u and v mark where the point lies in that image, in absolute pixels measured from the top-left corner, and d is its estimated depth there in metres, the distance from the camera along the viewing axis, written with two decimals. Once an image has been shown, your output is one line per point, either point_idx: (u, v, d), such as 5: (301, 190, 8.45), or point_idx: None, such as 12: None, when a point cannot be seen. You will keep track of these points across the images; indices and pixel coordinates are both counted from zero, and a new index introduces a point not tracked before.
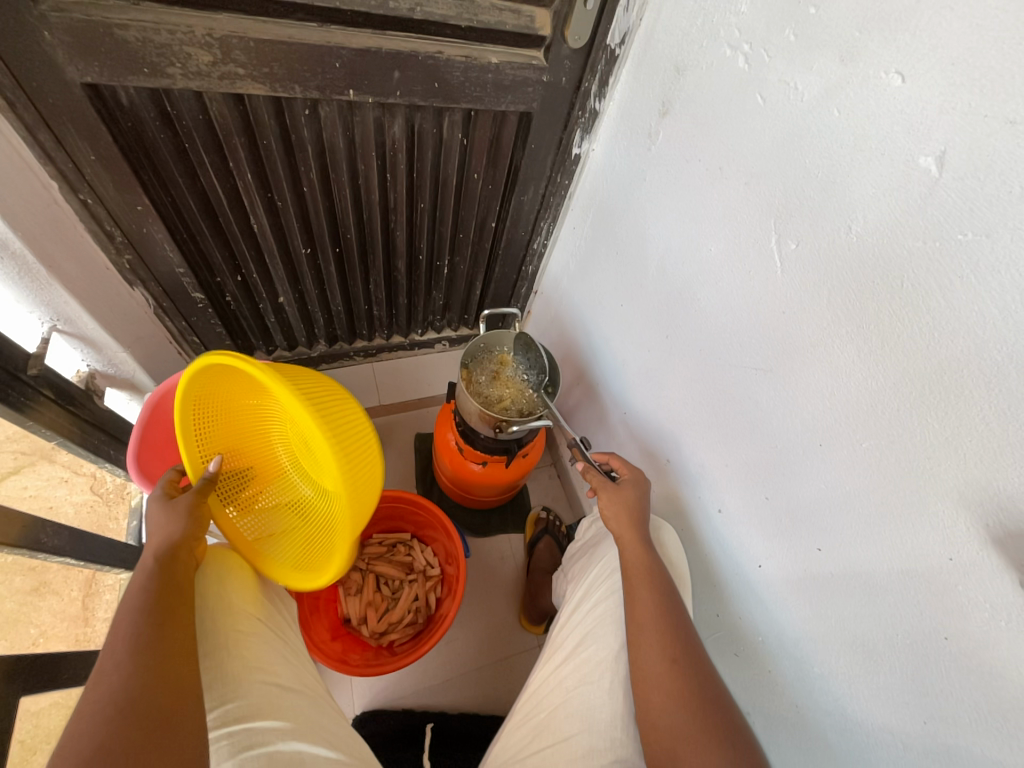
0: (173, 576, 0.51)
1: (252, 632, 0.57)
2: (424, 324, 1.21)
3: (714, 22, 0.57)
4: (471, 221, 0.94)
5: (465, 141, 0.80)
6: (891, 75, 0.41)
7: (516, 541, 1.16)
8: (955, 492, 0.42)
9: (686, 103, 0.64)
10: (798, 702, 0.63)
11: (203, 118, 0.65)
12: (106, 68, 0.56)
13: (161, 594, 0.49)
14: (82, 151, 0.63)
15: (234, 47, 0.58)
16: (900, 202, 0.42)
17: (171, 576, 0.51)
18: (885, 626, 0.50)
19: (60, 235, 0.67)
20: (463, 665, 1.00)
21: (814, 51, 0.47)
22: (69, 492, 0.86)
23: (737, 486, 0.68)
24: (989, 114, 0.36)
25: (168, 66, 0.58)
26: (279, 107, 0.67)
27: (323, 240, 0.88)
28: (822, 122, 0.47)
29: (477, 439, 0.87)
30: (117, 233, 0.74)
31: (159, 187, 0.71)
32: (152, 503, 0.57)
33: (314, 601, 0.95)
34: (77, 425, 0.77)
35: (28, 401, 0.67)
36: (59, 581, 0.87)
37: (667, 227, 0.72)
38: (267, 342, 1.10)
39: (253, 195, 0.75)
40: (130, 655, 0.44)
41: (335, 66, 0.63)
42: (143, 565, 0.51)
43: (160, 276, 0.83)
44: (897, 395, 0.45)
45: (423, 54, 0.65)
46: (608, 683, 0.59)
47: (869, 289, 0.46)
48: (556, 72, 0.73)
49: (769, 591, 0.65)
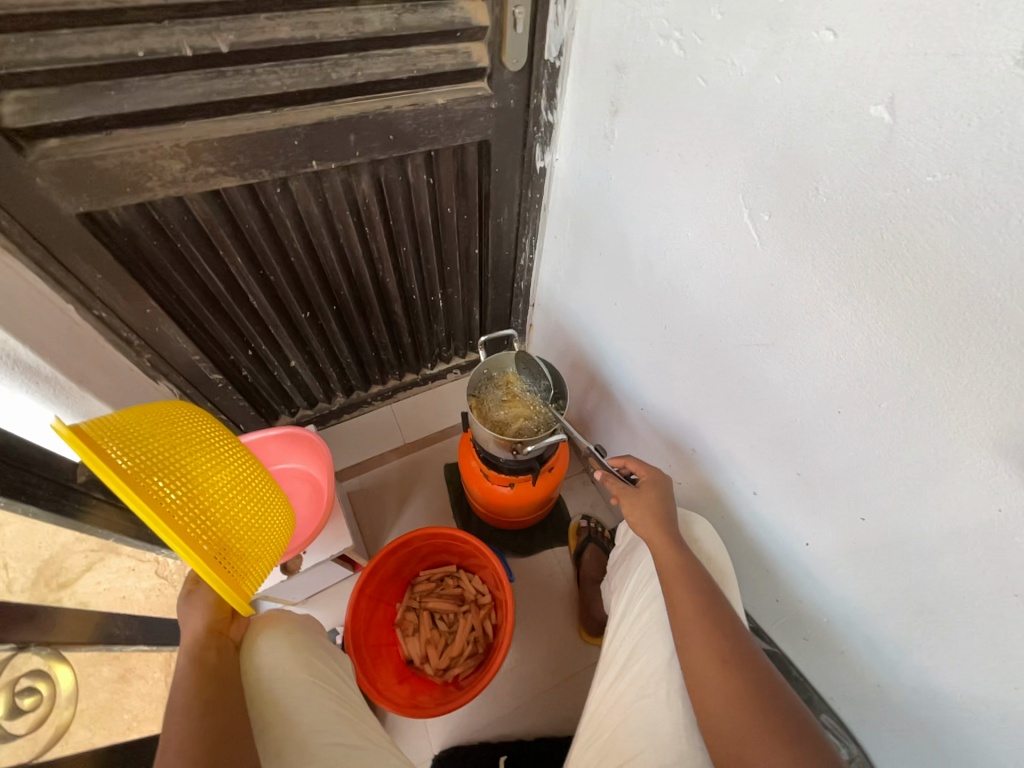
0: (211, 667, 0.54)
1: (307, 696, 0.59)
2: (432, 358, 1.23)
3: (643, 18, 0.57)
4: (455, 253, 0.96)
5: (431, 180, 0.83)
6: (823, 33, 0.40)
7: (563, 555, 1.16)
8: (989, 441, 0.39)
9: (634, 98, 0.64)
10: (880, 680, 0.61)
11: (189, 219, 0.70)
12: (95, 196, 0.61)
13: (202, 685, 0.52)
14: (89, 273, 0.68)
15: (202, 150, 0.62)
16: (862, 155, 0.41)
17: (208, 669, 0.54)
18: (950, 592, 0.47)
19: (85, 350, 0.73)
20: (533, 689, 1.00)
21: (743, 26, 0.46)
22: (137, 580, 0.92)
23: (767, 467, 0.65)
24: (930, 51, 0.34)
25: (147, 181, 0.62)
26: (253, 192, 0.71)
27: (320, 302, 0.92)
28: (766, 92, 0.47)
29: (501, 464, 0.86)
30: (134, 337, 0.79)
31: (163, 289, 0.76)
32: (178, 606, 0.58)
33: (375, 648, 0.96)
34: (128, 519, 0.87)
35: (81, 506, 0.77)
36: (142, 666, 0.91)
37: (641, 220, 0.71)
38: (288, 405, 1.14)
39: (247, 276, 0.80)
40: (179, 751, 0.46)
41: (294, 144, 0.67)
42: (177, 664, 0.54)
43: (179, 366, 0.88)
44: (906, 349, 0.43)
45: (373, 112, 0.68)
46: (664, 694, 0.57)
47: (852, 248, 0.44)
48: (503, 97, 0.75)
49: (823, 569, 0.62)
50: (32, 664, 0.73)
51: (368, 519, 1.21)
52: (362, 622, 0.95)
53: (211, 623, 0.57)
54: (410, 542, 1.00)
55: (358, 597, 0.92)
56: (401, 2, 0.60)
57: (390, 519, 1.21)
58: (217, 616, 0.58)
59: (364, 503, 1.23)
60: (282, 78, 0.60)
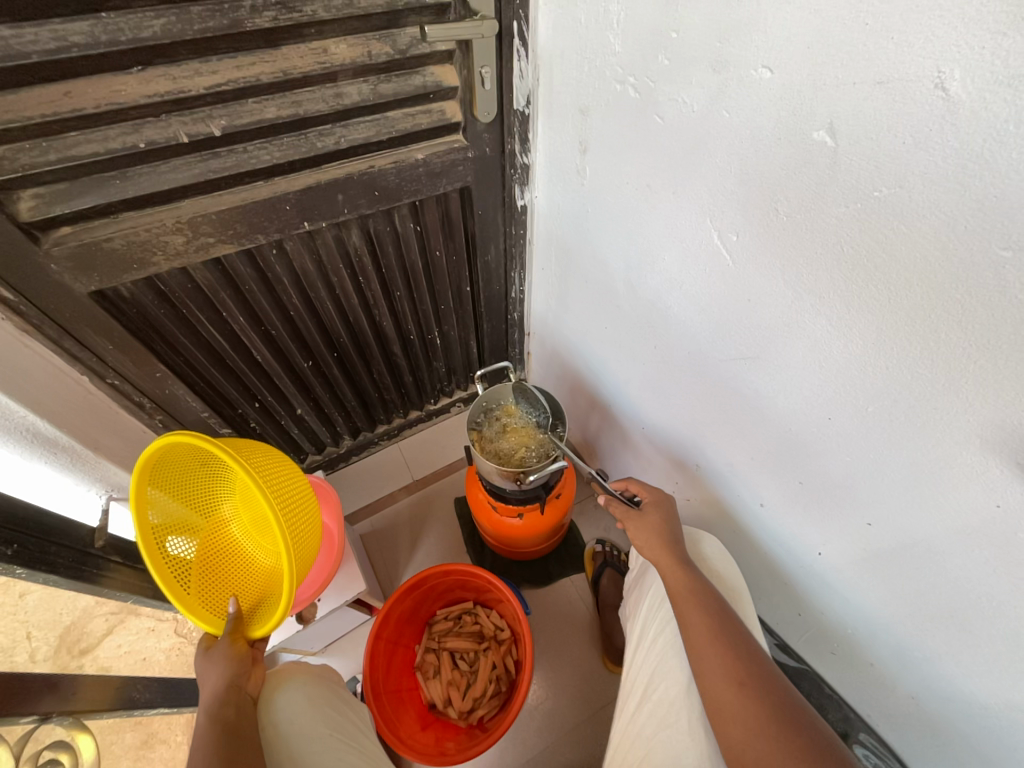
0: (231, 721, 0.54)
1: (325, 751, 0.59)
2: (434, 394, 1.26)
3: (599, 66, 0.62)
4: (447, 292, 1.00)
5: (419, 227, 0.87)
6: (760, 70, 0.43)
7: (580, 582, 1.14)
8: (975, 437, 0.40)
9: (600, 137, 0.67)
10: (913, 692, 0.59)
11: (192, 286, 0.74)
12: (105, 275, 0.66)
13: (224, 740, 0.51)
14: (102, 345, 0.72)
15: (202, 223, 0.66)
16: (812, 175, 0.43)
17: (228, 724, 0.54)
18: (967, 594, 0.47)
19: (99, 417, 0.76)
20: (562, 726, 0.97)
21: (689, 68, 0.50)
22: (157, 640, 0.93)
23: (770, 478, 0.65)
24: (858, 80, 0.37)
25: (153, 257, 0.67)
26: (251, 256, 0.75)
27: (321, 351, 0.95)
28: (717, 125, 0.49)
29: (508, 495, 0.86)
30: (146, 400, 0.82)
31: (171, 352, 0.80)
32: (197, 662, 0.60)
33: (396, 694, 0.95)
34: (146, 580, 0.88)
35: (99, 571, 0.78)
36: (165, 728, 0.92)
37: (620, 247, 0.74)
38: (298, 452, 1.17)
39: (250, 333, 0.83)
40: None
41: (286, 209, 0.71)
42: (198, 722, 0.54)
43: (189, 423, 0.91)
44: (882, 353, 0.44)
45: (358, 173, 0.72)
46: (685, 723, 0.55)
47: (816, 262, 0.46)
48: (479, 146, 0.79)
49: (839, 579, 0.61)
50: (53, 736, 0.70)
51: (382, 560, 1.21)
52: (382, 668, 0.94)
53: (229, 677, 0.58)
54: (425, 581, 1.00)
55: (375, 643, 0.91)
56: (376, 74, 0.65)
57: (404, 558, 1.21)
58: (236, 669, 0.59)
59: (377, 544, 1.23)
60: (271, 152, 0.65)
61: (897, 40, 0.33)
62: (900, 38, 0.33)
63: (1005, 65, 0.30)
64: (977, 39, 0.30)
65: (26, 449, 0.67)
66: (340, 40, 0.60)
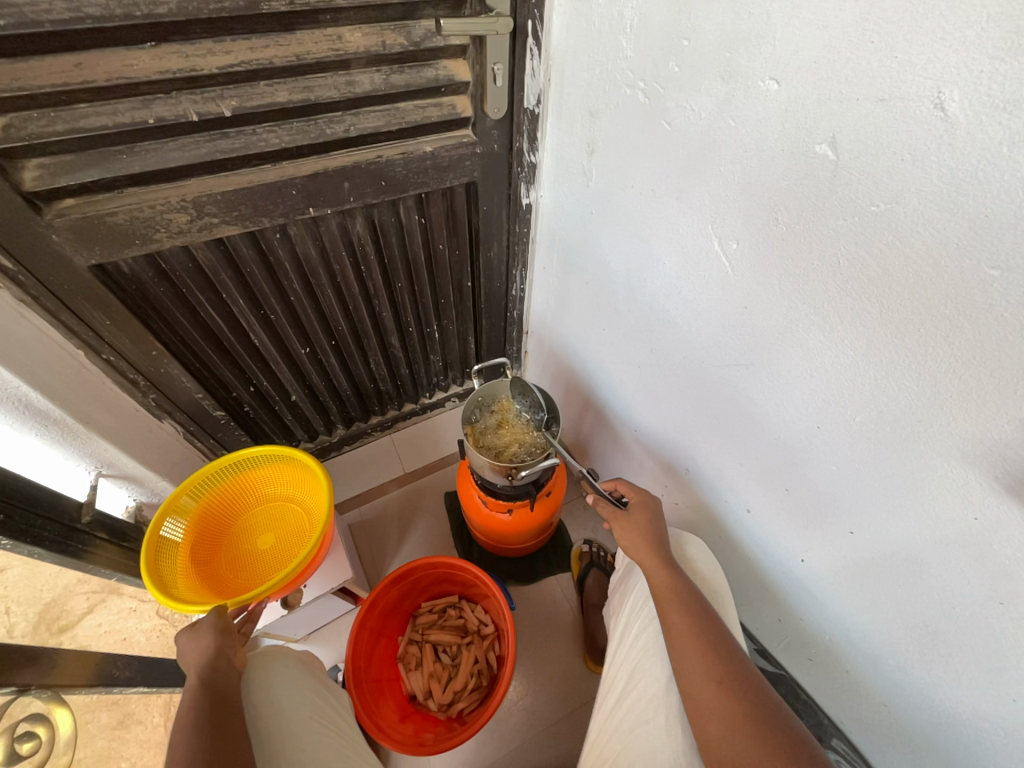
0: (217, 687, 0.55)
1: (306, 730, 0.59)
2: (430, 388, 1.26)
3: (611, 70, 0.62)
4: (448, 286, 1.01)
5: (423, 220, 0.87)
6: (767, 82, 0.44)
7: (566, 581, 1.15)
8: (957, 451, 0.41)
9: (608, 140, 0.68)
10: (886, 699, 0.60)
11: (193, 266, 0.74)
12: (106, 249, 0.65)
13: (208, 704, 0.53)
14: (99, 319, 0.72)
15: (206, 203, 0.66)
16: (812, 187, 0.44)
17: (215, 689, 0.55)
18: (941, 604, 0.48)
19: (92, 393, 0.75)
20: (541, 722, 0.97)
21: (698, 76, 0.51)
22: (138, 621, 0.94)
23: (758, 485, 0.66)
24: (861, 97, 0.38)
25: (155, 233, 0.66)
26: (254, 238, 0.75)
27: (319, 338, 0.95)
28: (724, 134, 0.50)
29: (498, 490, 0.86)
30: (140, 378, 0.82)
31: (168, 331, 0.80)
32: (182, 635, 0.61)
33: (377, 684, 0.95)
34: (132, 558, 0.88)
35: (84, 547, 0.78)
36: (142, 711, 0.91)
37: (622, 250, 0.75)
38: (290, 439, 1.17)
39: (248, 316, 0.83)
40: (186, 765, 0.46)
41: (292, 193, 0.71)
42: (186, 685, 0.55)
43: (182, 404, 0.90)
44: (871, 365, 0.45)
45: (365, 162, 0.73)
46: (663, 721, 0.56)
47: (810, 272, 0.47)
48: (487, 142, 0.80)
49: (819, 586, 0.63)
50: (31, 707, 0.69)
51: (369, 551, 1.21)
52: (364, 657, 0.94)
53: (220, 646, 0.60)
54: (411, 573, 1.00)
55: (358, 631, 0.91)
56: (388, 65, 0.65)
57: (391, 550, 1.21)
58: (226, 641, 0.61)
59: (365, 535, 1.23)
60: (280, 135, 0.65)
61: (900, 60, 0.34)
62: (903, 58, 0.34)
63: (1001, 89, 0.31)
64: (977, 62, 0.31)
65: (17, 418, 0.68)
66: (354, 29, 0.60)
